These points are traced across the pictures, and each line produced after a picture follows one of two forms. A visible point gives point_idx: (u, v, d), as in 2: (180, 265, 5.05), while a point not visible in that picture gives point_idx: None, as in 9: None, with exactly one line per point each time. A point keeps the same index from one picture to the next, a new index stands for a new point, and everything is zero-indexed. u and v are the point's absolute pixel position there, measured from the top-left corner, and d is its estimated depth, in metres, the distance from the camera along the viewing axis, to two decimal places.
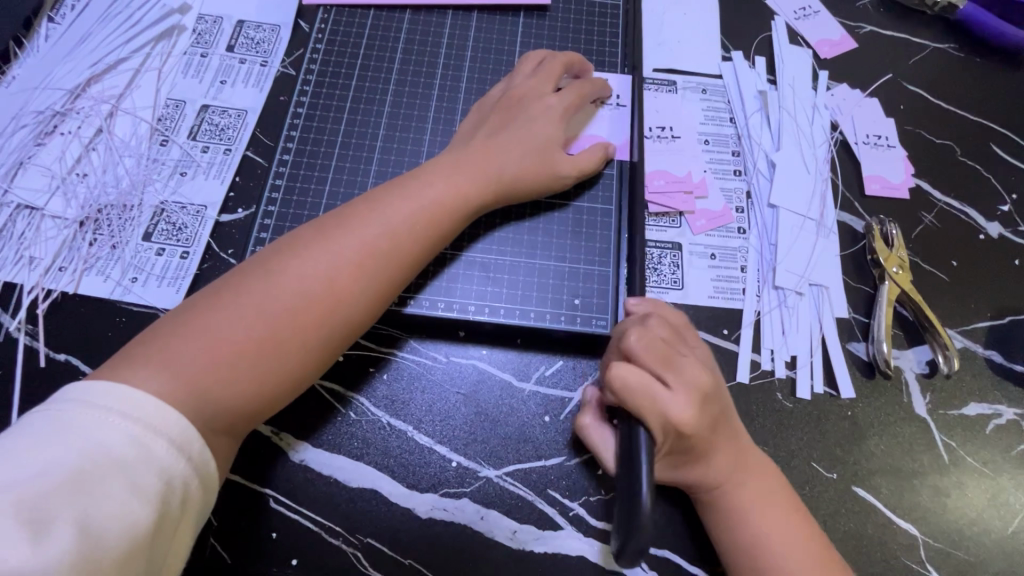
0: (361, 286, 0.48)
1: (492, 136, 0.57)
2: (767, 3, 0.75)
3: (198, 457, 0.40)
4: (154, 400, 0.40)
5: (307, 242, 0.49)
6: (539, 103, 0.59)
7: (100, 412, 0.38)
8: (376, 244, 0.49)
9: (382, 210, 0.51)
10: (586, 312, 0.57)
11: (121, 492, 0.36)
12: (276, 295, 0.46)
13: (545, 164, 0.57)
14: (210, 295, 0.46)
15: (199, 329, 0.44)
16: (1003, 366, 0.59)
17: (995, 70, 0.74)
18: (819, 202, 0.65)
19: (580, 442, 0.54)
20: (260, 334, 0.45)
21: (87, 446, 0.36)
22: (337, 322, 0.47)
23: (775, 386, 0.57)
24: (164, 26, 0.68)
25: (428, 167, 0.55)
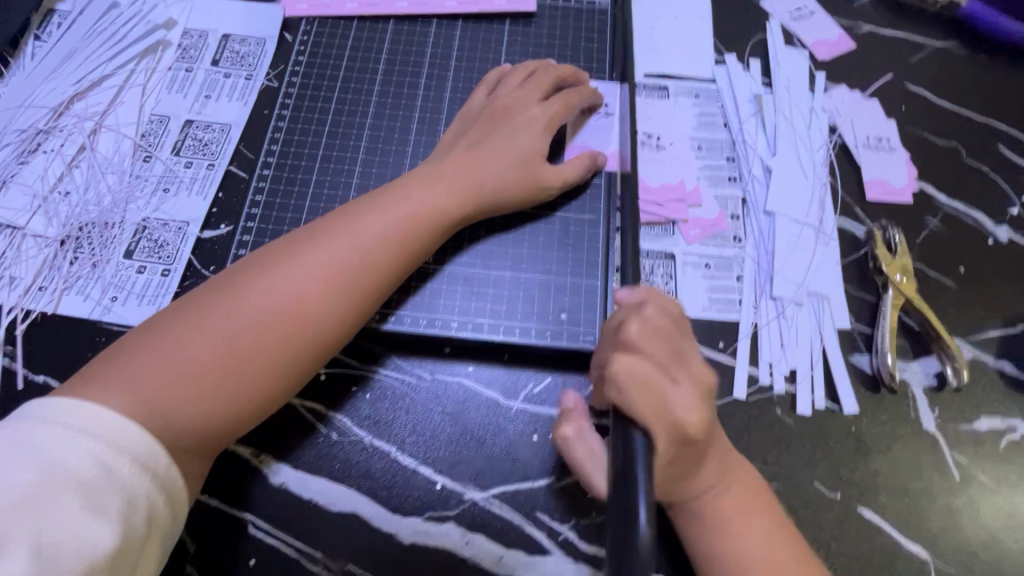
0: (335, 303, 0.47)
1: (474, 147, 0.56)
2: (761, 5, 0.74)
3: (163, 474, 0.39)
4: (117, 418, 0.39)
5: (279, 257, 0.48)
6: (523, 114, 0.58)
7: (60, 429, 0.37)
8: (349, 259, 0.48)
9: (356, 224, 0.49)
10: (574, 326, 0.55)
11: (79, 512, 0.35)
12: (244, 311, 0.45)
13: (528, 174, 0.56)
14: (179, 312, 0.45)
15: (163, 347, 0.43)
16: (1016, 377, 0.57)
17: (1000, 68, 0.71)
18: (818, 207, 0.63)
19: (570, 462, 0.52)
20: (226, 351, 0.43)
21: (46, 465, 0.35)
22: (309, 338, 0.46)
23: (774, 401, 0.55)
24: (149, 41, 0.68)
25: (407, 180, 0.53)
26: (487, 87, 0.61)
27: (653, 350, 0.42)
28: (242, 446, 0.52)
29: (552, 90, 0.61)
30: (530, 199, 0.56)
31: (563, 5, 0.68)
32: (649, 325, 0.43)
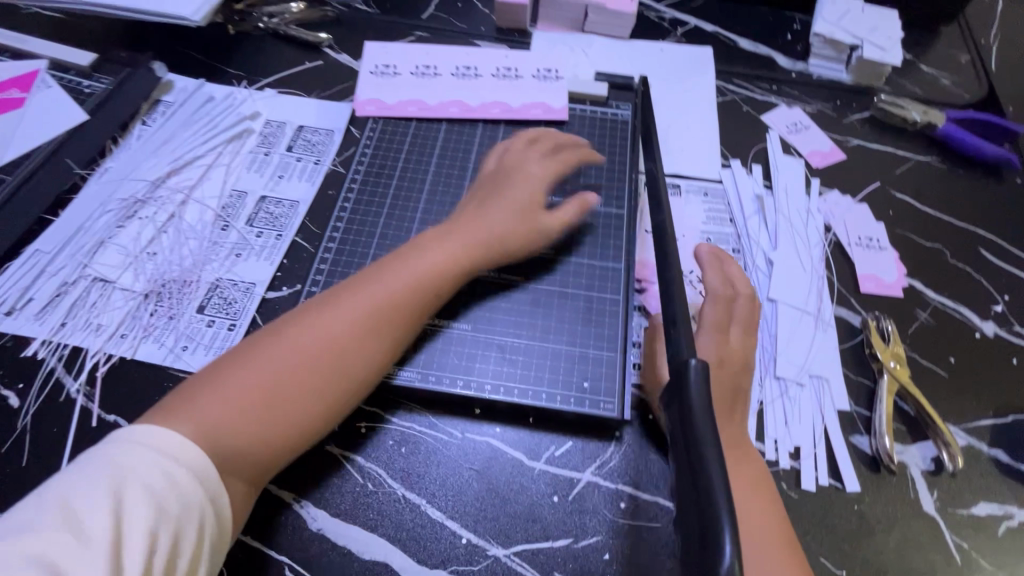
0: (365, 344, 0.54)
1: (479, 205, 0.65)
2: (762, 119, 0.85)
3: (214, 491, 0.44)
4: (179, 441, 0.44)
5: (320, 305, 0.55)
6: (520, 175, 0.67)
7: (137, 443, 0.43)
8: (382, 300, 0.55)
9: (385, 275, 0.57)
10: (595, 395, 0.60)
11: (145, 518, 0.40)
12: (287, 351, 0.51)
13: (530, 224, 0.64)
14: (231, 357, 0.52)
15: (217, 388, 0.49)
16: (1010, 466, 0.60)
17: (976, 182, 0.81)
18: (816, 296, 0.69)
19: (588, 524, 0.56)
20: (273, 382, 0.50)
21: (122, 475, 0.41)
22: (342, 377, 0.52)
23: (780, 476, 0.59)
24: (237, 129, 0.80)
25: (430, 236, 0.62)
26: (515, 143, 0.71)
27: (742, 319, 0.63)
28: (285, 491, 0.57)
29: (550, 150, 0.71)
30: (534, 241, 0.64)
31: (591, 114, 0.79)
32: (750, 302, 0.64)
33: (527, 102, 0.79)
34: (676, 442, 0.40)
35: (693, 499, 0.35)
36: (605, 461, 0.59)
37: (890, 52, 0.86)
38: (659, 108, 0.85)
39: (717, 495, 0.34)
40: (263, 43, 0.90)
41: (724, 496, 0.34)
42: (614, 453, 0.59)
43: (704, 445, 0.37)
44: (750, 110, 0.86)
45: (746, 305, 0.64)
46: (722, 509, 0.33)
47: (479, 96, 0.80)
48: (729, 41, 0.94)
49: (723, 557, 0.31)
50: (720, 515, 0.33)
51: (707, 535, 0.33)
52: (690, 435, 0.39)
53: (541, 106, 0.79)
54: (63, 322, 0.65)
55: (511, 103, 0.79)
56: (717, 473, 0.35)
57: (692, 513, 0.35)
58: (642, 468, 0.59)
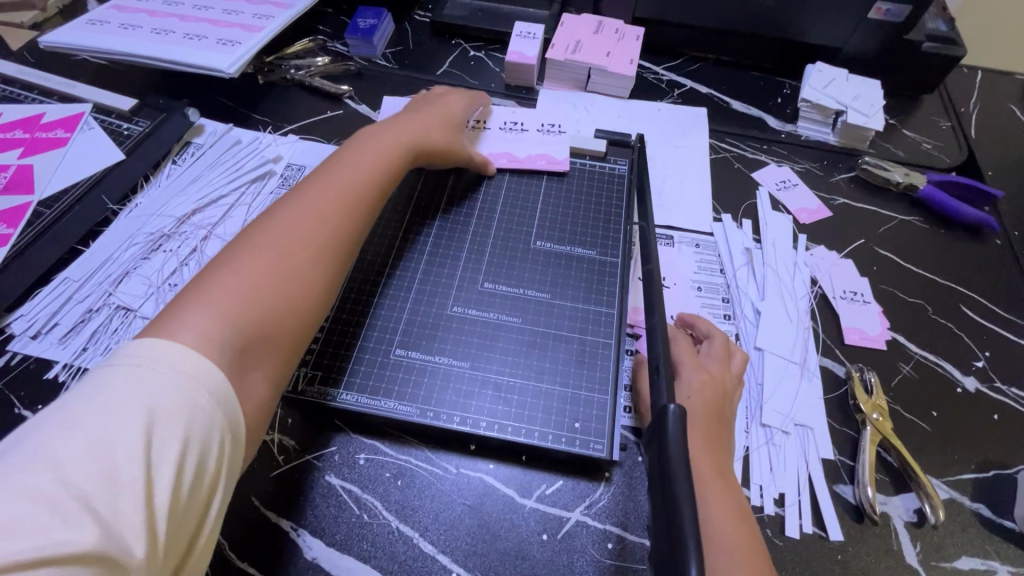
0: (343, 214, 0.61)
1: (393, 119, 0.76)
2: (752, 176, 0.90)
3: (231, 407, 0.44)
4: (186, 351, 0.44)
5: (283, 205, 0.60)
6: (439, 99, 0.83)
7: (150, 368, 0.42)
8: (351, 186, 0.64)
9: (329, 179, 0.63)
10: (585, 435, 0.62)
11: (172, 444, 0.39)
12: (278, 240, 0.56)
13: (455, 132, 0.80)
14: (211, 266, 0.53)
15: (209, 292, 0.50)
16: (992, 520, 0.61)
17: (958, 241, 0.85)
18: (802, 347, 0.72)
19: (576, 564, 0.57)
20: (276, 269, 0.54)
21: (147, 401, 0.40)
22: (337, 232, 0.60)
23: (765, 522, 0.60)
24: (260, 171, 0.86)
25: (372, 133, 0.72)
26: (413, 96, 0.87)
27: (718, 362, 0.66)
28: (284, 519, 0.59)
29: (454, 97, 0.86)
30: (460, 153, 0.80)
31: (590, 168, 0.85)
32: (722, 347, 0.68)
33: (531, 152, 0.85)
34: (654, 485, 0.43)
35: (668, 537, 0.38)
36: (594, 501, 0.61)
37: (873, 119, 0.91)
38: (655, 163, 0.91)
39: (687, 534, 0.37)
40: (290, 93, 0.97)
41: (694, 538, 0.37)
42: (602, 493, 0.61)
43: (677, 477, 0.40)
44: (741, 168, 0.91)
45: (723, 343, 0.67)
46: (691, 547, 0.36)
47: (487, 146, 0.86)
48: (722, 103, 1.00)
49: None
50: (688, 553, 0.36)
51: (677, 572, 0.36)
52: (666, 470, 0.42)
53: (544, 157, 0.84)
54: (85, 346, 0.69)
55: (517, 153, 0.85)
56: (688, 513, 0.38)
57: (666, 544, 0.38)
58: (630, 509, 0.60)
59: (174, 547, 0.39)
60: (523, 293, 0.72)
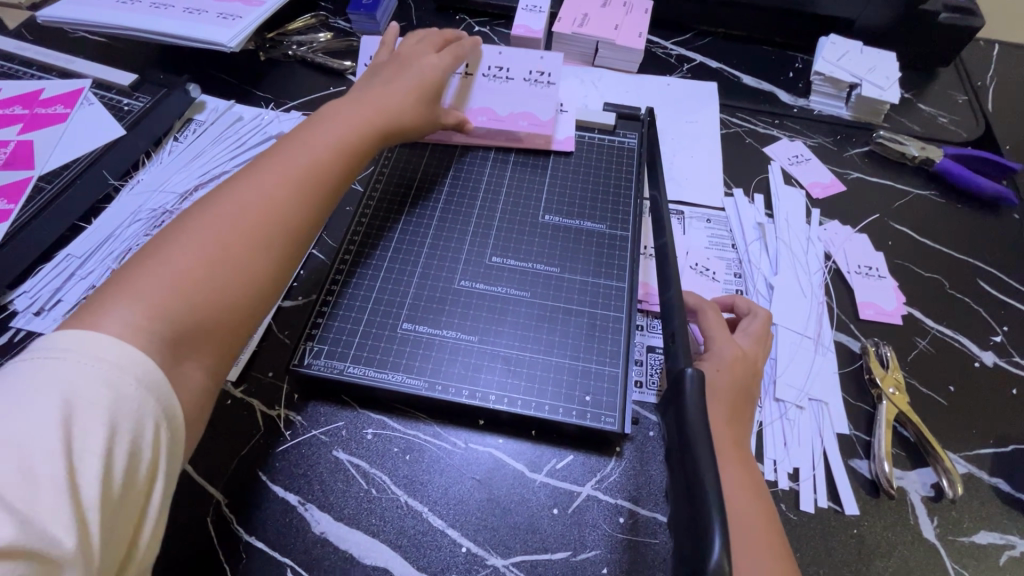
0: (291, 198, 0.56)
1: (369, 88, 0.71)
2: (764, 150, 0.88)
3: (164, 395, 0.42)
4: (104, 340, 0.41)
5: (228, 188, 0.55)
6: (418, 57, 0.76)
7: (65, 358, 0.39)
8: (300, 165, 0.58)
9: (283, 154, 0.58)
10: (597, 408, 0.61)
11: (96, 434, 0.37)
12: (213, 226, 0.51)
13: (433, 96, 0.75)
14: (143, 254, 0.49)
15: (139, 278, 0.46)
16: (1011, 495, 0.60)
17: (975, 216, 0.83)
18: (816, 322, 0.71)
19: (587, 537, 0.57)
20: (205, 259, 0.49)
21: (67, 391, 0.38)
22: (280, 215, 0.55)
23: (779, 496, 0.59)
24: (262, 148, 0.85)
25: (335, 108, 0.67)
26: (385, 48, 0.83)
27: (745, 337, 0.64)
28: (293, 493, 0.58)
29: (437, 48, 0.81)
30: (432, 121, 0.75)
31: (599, 142, 0.83)
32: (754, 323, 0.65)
33: (514, 111, 0.82)
34: (671, 448, 0.42)
35: (686, 501, 0.37)
36: (605, 476, 0.60)
37: (888, 91, 0.88)
38: (664, 138, 0.89)
39: (711, 501, 0.36)
40: (292, 70, 0.95)
41: (717, 504, 0.36)
42: (614, 468, 0.60)
43: (700, 455, 0.38)
44: (753, 142, 0.90)
45: (758, 323, 0.65)
46: (715, 514, 0.35)
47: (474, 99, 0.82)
48: (732, 78, 0.98)
49: (713, 554, 0.34)
50: (712, 519, 0.35)
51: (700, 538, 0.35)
52: (687, 444, 0.40)
53: (526, 118, 0.81)
54: None
55: (500, 112, 0.82)
56: (710, 477, 0.37)
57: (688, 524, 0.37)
58: (641, 484, 0.60)
59: (115, 537, 0.38)
60: (531, 268, 0.70)
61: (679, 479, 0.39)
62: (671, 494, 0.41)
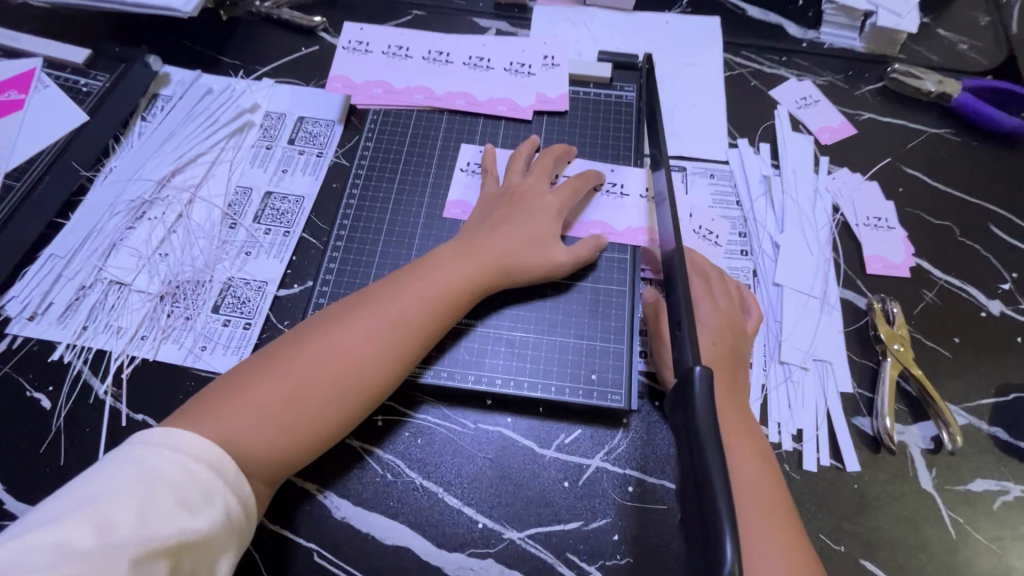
0: (370, 358, 0.56)
1: (484, 234, 0.64)
2: (771, 93, 0.83)
3: (233, 480, 0.48)
4: (182, 451, 0.47)
5: (323, 327, 0.57)
6: (539, 200, 0.66)
7: (156, 446, 0.47)
8: (382, 332, 0.57)
9: (393, 295, 0.59)
10: (602, 385, 0.62)
11: (169, 505, 0.44)
12: (294, 375, 0.54)
13: (550, 251, 0.64)
14: (232, 382, 0.54)
15: (242, 392, 0.52)
16: (1008, 443, 0.62)
17: (991, 155, 0.79)
18: (822, 280, 0.70)
19: (597, 507, 0.59)
20: (276, 413, 0.52)
21: (147, 472, 0.45)
22: (354, 377, 0.55)
23: (783, 457, 0.61)
24: (237, 123, 0.80)
25: (441, 254, 0.62)
26: (490, 175, 0.70)
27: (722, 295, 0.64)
28: (309, 482, 0.60)
29: (527, 162, 0.71)
30: (556, 272, 0.64)
31: (594, 97, 0.78)
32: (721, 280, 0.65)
33: (630, 228, 0.69)
34: (678, 431, 0.42)
35: (697, 500, 0.38)
36: (613, 448, 0.61)
37: (907, 18, 0.82)
38: (664, 86, 0.83)
39: (721, 507, 0.36)
40: (257, 29, 0.87)
41: (728, 509, 0.36)
42: (621, 439, 0.62)
43: (705, 442, 0.39)
44: (759, 85, 0.84)
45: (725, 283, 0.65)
46: (726, 523, 0.35)
47: (445, 84, 0.78)
48: (737, 10, 0.90)
49: (725, 561, 0.34)
50: (723, 525, 0.35)
51: (710, 545, 0.35)
52: (693, 438, 0.40)
53: (506, 103, 0.76)
54: (84, 325, 0.67)
55: (477, 95, 0.77)
56: (719, 478, 0.37)
57: (696, 510, 0.38)
58: (649, 453, 0.61)
59: None
60: None
61: (689, 474, 0.40)
62: (680, 481, 0.41)
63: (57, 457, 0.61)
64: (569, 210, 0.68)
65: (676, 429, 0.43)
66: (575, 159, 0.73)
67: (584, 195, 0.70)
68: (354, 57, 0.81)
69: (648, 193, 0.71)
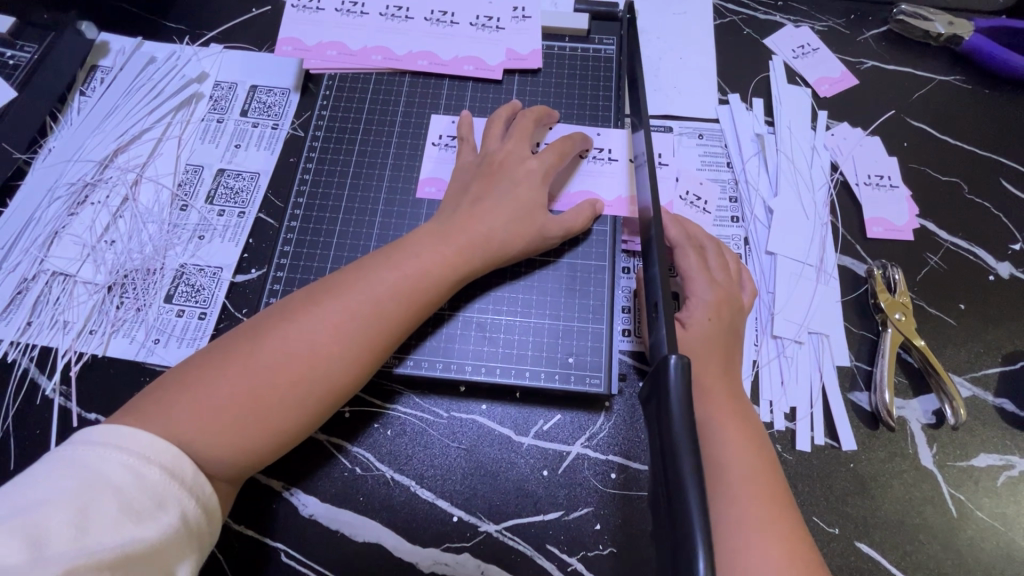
0: (341, 349, 0.50)
1: (466, 210, 0.57)
2: (764, 42, 0.76)
3: (191, 481, 0.43)
4: (130, 452, 0.41)
5: (291, 312, 0.51)
6: (520, 168, 0.60)
7: (98, 448, 0.41)
8: (355, 319, 0.50)
9: (369, 277, 0.53)
10: (581, 370, 0.58)
11: (113, 513, 0.38)
12: (254, 365, 0.47)
13: (531, 226, 0.58)
14: (184, 375, 0.47)
15: (197, 385, 0.46)
16: (1015, 414, 0.58)
17: (1005, 102, 0.73)
18: (818, 246, 0.65)
19: (578, 496, 0.56)
20: (228, 409, 0.46)
21: (88, 476, 0.39)
22: (323, 370, 0.49)
23: (774, 438, 0.57)
24: (184, 94, 0.73)
25: (419, 236, 0.56)
26: (466, 143, 0.64)
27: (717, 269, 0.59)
28: (273, 479, 0.56)
29: (505, 127, 0.64)
30: (537, 248, 0.59)
31: (571, 53, 0.71)
32: (716, 251, 0.60)
33: (612, 196, 0.64)
34: (651, 426, 0.39)
35: (668, 505, 0.34)
36: (595, 433, 0.58)
37: None
38: (648, 39, 0.76)
39: (693, 513, 0.32)
40: None
41: (700, 514, 0.32)
42: (603, 424, 0.58)
43: (679, 437, 0.35)
44: (752, 33, 0.76)
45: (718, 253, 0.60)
46: (698, 532, 0.31)
47: (406, 43, 0.71)
48: None
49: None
50: (695, 534, 0.31)
51: (681, 555, 0.31)
52: (666, 435, 0.36)
53: (473, 62, 0.70)
54: (28, 321, 0.62)
55: (442, 54, 0.70)
56: (692, 479, 0.33)
57: (666, 519, 0.34)
58: (633, 437, 0.58)
59: None
60: None
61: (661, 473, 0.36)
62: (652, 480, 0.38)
63: (6, 462, 0.57)
64: (553, 178, 0.62)
65: (649, 423, 0.39)
66: (556, 124, 0.67)
67: (568, 163, 0.64)
68: (304, 17, 0.71)
69: (632, 157, 0.65)
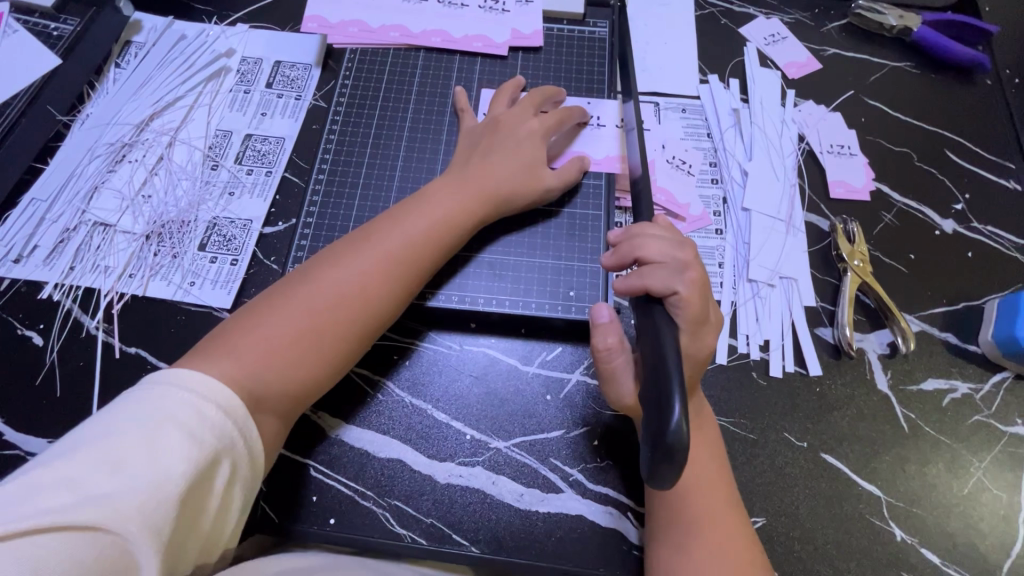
0: (377, 286, 0.56)
1: (478, 163, 0.65)
2: (739, 31, 0.85)
3: (246, 421, 0.46)
4: (191, 391, 0.44)
5: (328, 261, 0.57)
6: (525, 131, 0.67)
7: (165, 387, 0.44)
8: (388, 261, 0.57)
9: (396, 225, 0.59)
10: (580, 302, 0.65)
11: (181, 443, 0.41)
12: (302, 306, 0.53)
13: (537, 181, 0.66)
14: (240, 319, 0.53)
15: (254, 323, 0.52)
16: (957, 346, 0.67)
17: (949, 85, 0.82)
18: (788, 204, 0.73)
19: (578, 416, 0.62)
20: (287, 341, 0.52)
21: (158, 412, 0.42)
22: (364, 304, 0.55)
23: (751, 365, 0.65)
24: (213, 68, 0.80)
25: (435, 187, 0.63)
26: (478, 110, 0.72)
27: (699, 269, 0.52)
28: None
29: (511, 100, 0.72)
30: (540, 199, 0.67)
31: (568, 35, 0.79)
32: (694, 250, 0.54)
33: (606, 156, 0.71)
34: (644, 335, 0.49)
35: (653, 378, 0.44)
36: (592, 362, 0.64)
37: None
38: (637, 25, 0.85)
39: (673, 380, 0.42)
40: None
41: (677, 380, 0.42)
42: None
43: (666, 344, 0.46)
44: (728, 23, 0.86)
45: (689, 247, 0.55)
46: (675, 389, 0.41)
47: (420, 23, 0.79)
48: None
49: (674, 421, 0.39)
50: (673, 389, 0.41)
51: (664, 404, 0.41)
52: (658, 351, 0.45)
53: (481, 39, 0.78)
54: (71, 265, 0.68)
55: (452, 32, 0.78)
56: (671, 354, 0.44)
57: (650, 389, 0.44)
58: None
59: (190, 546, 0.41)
60: None
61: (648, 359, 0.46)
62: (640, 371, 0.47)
63: (52, 390, 0.62)
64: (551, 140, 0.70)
65: (643, 333, 0.49)
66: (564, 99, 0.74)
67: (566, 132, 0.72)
68: None
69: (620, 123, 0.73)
